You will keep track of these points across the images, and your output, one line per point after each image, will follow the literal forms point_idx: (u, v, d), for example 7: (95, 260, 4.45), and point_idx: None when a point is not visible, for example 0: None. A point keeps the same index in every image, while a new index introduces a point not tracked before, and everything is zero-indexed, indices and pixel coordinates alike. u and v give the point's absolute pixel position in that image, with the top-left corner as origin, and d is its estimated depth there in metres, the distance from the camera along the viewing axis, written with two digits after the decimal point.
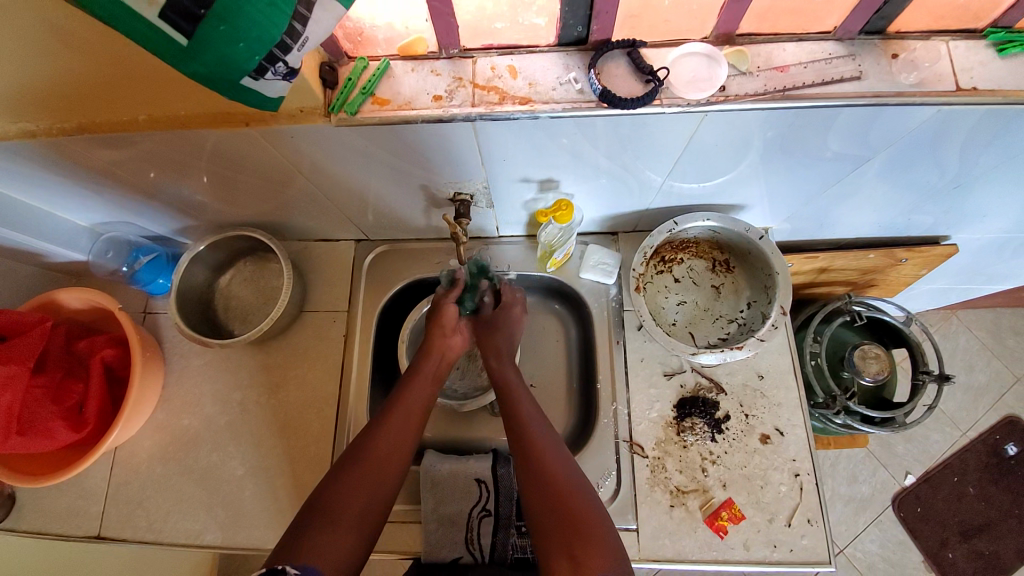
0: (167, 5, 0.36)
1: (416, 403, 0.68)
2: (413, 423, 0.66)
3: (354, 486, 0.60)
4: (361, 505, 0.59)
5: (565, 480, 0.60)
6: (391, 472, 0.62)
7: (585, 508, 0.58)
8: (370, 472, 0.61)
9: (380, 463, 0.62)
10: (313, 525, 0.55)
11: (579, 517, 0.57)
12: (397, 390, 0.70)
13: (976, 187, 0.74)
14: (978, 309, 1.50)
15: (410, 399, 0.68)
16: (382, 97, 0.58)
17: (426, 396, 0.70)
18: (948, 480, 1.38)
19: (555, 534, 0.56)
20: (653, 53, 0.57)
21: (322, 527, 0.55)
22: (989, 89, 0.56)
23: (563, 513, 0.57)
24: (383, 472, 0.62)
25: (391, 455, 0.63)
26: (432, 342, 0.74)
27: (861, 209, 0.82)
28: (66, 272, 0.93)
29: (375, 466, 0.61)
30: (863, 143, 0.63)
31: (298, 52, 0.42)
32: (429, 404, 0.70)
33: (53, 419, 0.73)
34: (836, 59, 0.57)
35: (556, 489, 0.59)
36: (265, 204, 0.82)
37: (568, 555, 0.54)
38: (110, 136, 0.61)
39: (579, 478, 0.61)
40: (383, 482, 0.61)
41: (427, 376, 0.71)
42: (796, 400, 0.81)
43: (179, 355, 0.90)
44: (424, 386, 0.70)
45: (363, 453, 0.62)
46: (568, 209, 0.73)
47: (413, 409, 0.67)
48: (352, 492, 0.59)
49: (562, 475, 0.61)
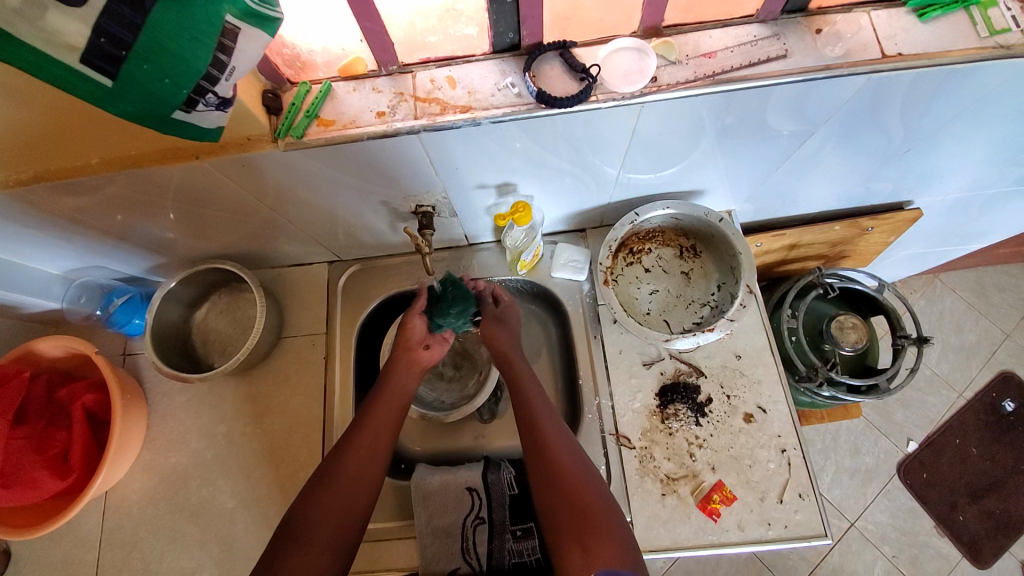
0: (88, 50, 0.37)
1: (385, 422, 0.68)
2: (383, 436, 0.67)
3: (324, 507, 0.60)
4: (336, 526, 0.60)
5: (571, 475, 0.63)
6: (363, 488, 0.63)
7: (591, 498, 0.62)
8: (341, 492, 0.62)
9: (351, 481, 0.63)
10: (288, 549, 0.57)
11: (580, 501, 0.61)
12: (367, 403, 0.70)
13: (928, 149, 0.76)
14: (961, 271, 1.52)
15: (380, 410, 0.69)
16: (326, 119, 0.59)
17: (394, 411, 0.70)
18: (951, 442, 1.39)
19: (569, 524, 0.60)
20: (584, 52, 0.59)
21: (296, 550, 0.57)
22: (915, 53, 0.58)
23: (572, 504, 0.61)
24: (354, 489, 0.62)
25: (362, 471, 0.64)
26: (398, 358, 0.74)
27: (821, 183, 0.84)
28: (45, 321, 0.93)
29: (346, 487, 0.62)
30: (806, 119, 0.65)
31: (227, 82, 0.44)
32: (400, 417, 0.70)
33: (36, 469, 0.73)
34: (761, 40, 0.59)
35: (562, 480, 0.63)
36: (236, 235, 0.83)
37: (581, 546, 0.59)
38: (66, 183, 0.62)
39: (588, 470, 0.64)
40: (354, 500, 0.62)
41: (397, 387, 0.72)
42: (775, 376, 0.82)
43: (162, 395, 0.90)
44: (390, 407, 0.70)
45: (335, 473, 0.63)
46: (526, 211, 0.74)
47: (381, 427, 0.68)
48: (326, 510, 0.60)
49: (569, 467, 0.64)
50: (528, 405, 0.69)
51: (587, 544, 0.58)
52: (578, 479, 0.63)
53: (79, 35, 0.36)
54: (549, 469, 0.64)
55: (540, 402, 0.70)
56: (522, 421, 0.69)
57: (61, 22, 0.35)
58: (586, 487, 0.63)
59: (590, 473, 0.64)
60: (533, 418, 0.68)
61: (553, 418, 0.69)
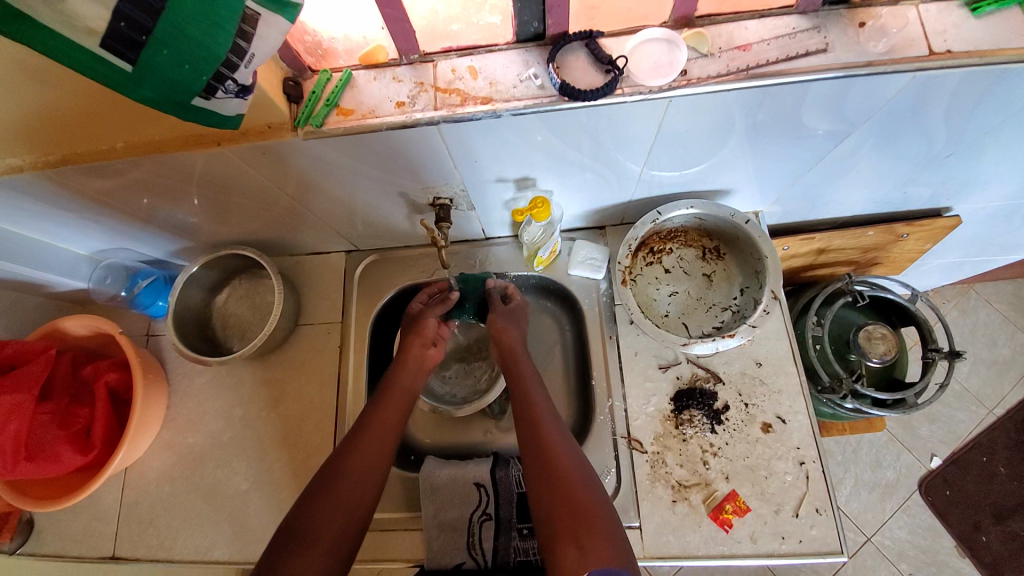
0: (108, 34, 0.37)
1: (390, 424, 0.70)
2: (388, 438, 0.69)
3: (326, 508, 0.61)
4: (339, 525, 0.60)
5: (568, 473, 0.62)
6: (367, 489, 0.64)
7: (588, 497, 0.60)
8: (345, 493, 0.62)
9: (355, 483, 0.64)
10: (293, 545, 0.58)
11: (579, 500, 0.60)
12: (372, 404, 0.71)
13: (972, 154, 0.71)
14: (998, 282, 1.45)
15: (386, 414, 0.70)
16: (345, 108, 0.58)
17: (397, 412, 0.71)
18: (977, 460, 1.33)
19: (563, 521, 0.58)
20: (611, 43, 0.57)
21: (300, 546, 0.57)
22: (965, 51, 0.54)
23: (568, 502, 0.59)
24: (358, 491, 0.63)
25: (365, 474, 0.65)
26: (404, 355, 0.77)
27: (855, 187, 0.80)
28: (73, 300, 0.96)
29: (351, 487, 0.63)
30: (842, 118, 0.61)
31: (246, 69, 0.44)
32: (403, 419, 0.72)
33: (59, 443, 0.75)
34: (800, 33, 0.56)
35: (558, 477, 0.61)
36: (256, 222, 0.84)
37: (576, 544, 0.56)
38: (92, 165, 0.62)
39: (586, 473, 0.63)
40: (358, 502, 0.63)
41: (401, 389, 0.74)
42: (797, 386, 0.79)
43: (181, 376, 0.92)
44: (398, 406, 0.72)
45: (339, 474, 0.64)
46: (544, 207, 0.72)
47: (388, 428, 0.69)
48: (331, 510, 0.61)
49: (567, 467, 0.62)
50: (531, 405, 0.69)
51: (583, 543, 0.56)
52: (575, 478, 0.62)
53: (98, 18, 0.36)
54: (547, 468, 0.62)
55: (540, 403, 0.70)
56: (522, 419, 0.68)
57: (82, 5, 0.35)
58: (582, 487, 0.61)
59: (588, 472, 0.63)
60: (534, 416, 0.68)
61: (552, 418, 0.68)
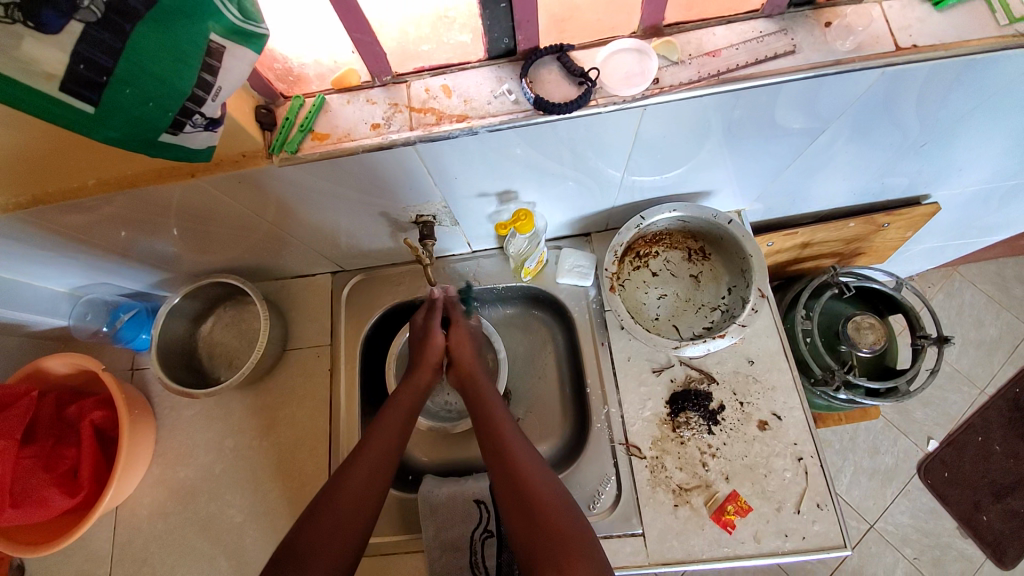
0: (67, 77, 0.37)
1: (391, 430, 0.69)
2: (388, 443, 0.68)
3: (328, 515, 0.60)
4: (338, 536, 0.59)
5: (550, 495, 0.61)
6: (370, 494, 0.63)
7: (566, 528, 0.58)
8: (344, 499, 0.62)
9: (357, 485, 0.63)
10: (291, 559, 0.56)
11: (560, 524, 0.58)
12: (372, 422, 0.70)
13: (946, 142, 0.72)
14: (980, 263, 1.47)
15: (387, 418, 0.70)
16: (321, 132, 0.58)
17: (397, 417, 0.70)
18: (973, 440, 1.34)
19: (542, 550, 0.57)
20: (583, 54, 0.57)
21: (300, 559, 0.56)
22: (931, 44, 0.55)
23: (545, 529, 0.58)
24: (358, 498, 0.62)
25: (364, 479, 0.64)
26: (413, 378, 0.75)
27: (833, 180, 0.81)
28: (55, 338, 0.94)
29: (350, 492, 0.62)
30: (816, 115, 0.62)
31: (214, 102, 0.43)
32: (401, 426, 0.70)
33: (46, 486, 0.73)
34: (767, 36, 0.57)
35: (534, 505, 0.60)
36: (238, 249, 0.83)
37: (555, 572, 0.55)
38: (63, 204, 0.61)
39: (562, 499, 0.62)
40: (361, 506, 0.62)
41: (400, 396, 0.73)
42: (790, 381, 0.79)
43: (170, 409, 0.90)
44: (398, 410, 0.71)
45: (336, 495, 0.62)
46: (527, 219, 0.72)
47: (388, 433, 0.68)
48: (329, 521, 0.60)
49: (543, 489, 0.62)
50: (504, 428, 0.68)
51: (560, 565, 0.55)
52: (555, 510, 0.60)
53: (55, 61, 0.36)
54: (524, 491, 0.61)
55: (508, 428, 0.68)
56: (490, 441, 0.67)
57: (39, 49, 0.35)
58: (560, 511, 0.60)
59: (563, 498, 0.62)
60: (503, 443, 0.66)
61: (524, 445, 0.67)
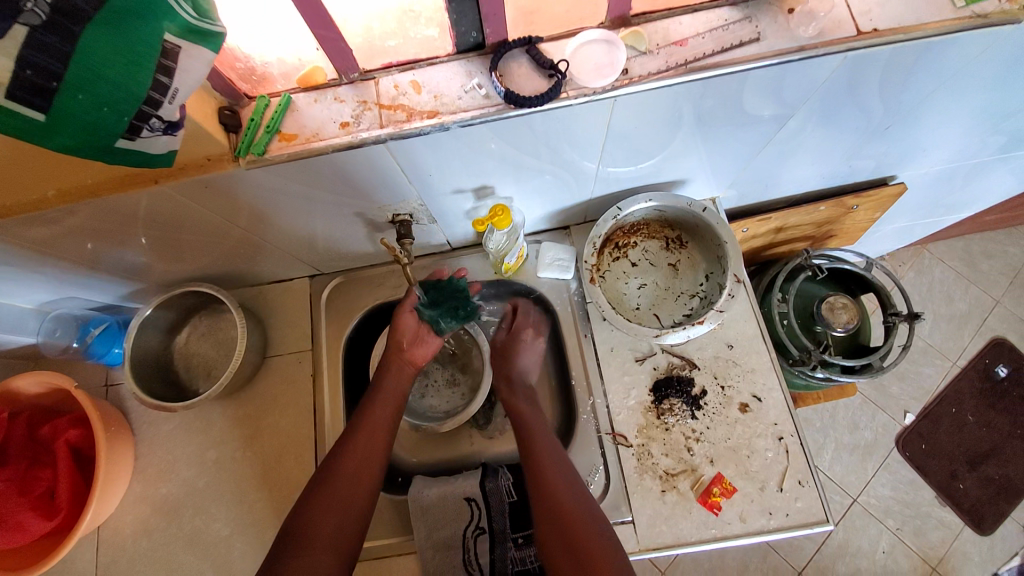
0: (14, 85, 0.35)
1: (381, 421, 0.69)
2: (379, 442, 0.67)
3: (323, 512, 0.60)
4: (334, 525, 0.60)
5: (576, 497, 0.66)
6: (360, 488, 0.63)
7: (592, 531, 0.63)
8: (338, 495, 0.62)
9: (350, 481, 0.63)
10: (288, 553, 0.57)
11: (586, 528, 0.64)
12: (344, 440, 0.67)
13: (910, 123, 0.74)
14: (948, 241, 1.52)
15: (375, 412, 0.69)
16: (288, 133, 0.57)
17: (390, 413, 0.70)
18: (948, 412, 1.39)
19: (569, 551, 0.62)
20: (551, 47, 0.57)
21: (297, 553, 0.57)
22: (891, 29, 0.56)
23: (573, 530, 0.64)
24: (350, 490, 0.62)
25: (359, 475, 0.64)
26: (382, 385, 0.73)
27: (801, 165, 0.83)
28: (23, 357, 0.91)
29: (345, 487, 0.62)
30: (784, 101, 0.63)
31: (170, 105, 0.43)
32: (394, 421, 0.70)
33: (22, 510, 0.72)
34: (732, 24, 0.57)
35: (563, 508, 0.65)
36: (212, 256, 0.81)
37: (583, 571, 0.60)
38: (23, 218, 0.59)
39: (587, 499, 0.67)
40: (352, 501, 0.62)
41: (391, 392, 0.72)
42: (769, 363, 0.81)
43: (148, 423, 0.88)
44: (386, 406, 0.70)
45: (320, 511, 0.60)
46: (505, 214, 0.72)
47: (378, 428, 0.68)
48: (324, 514, 0.60)
49: (570, 493, 0.66)
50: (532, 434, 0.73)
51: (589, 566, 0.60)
52: (580, 514, 0.65)
53: None
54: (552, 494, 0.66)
55: (541, 434, 0.73)
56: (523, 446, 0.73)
57: None
58: (586, 516, 0.65)
59: (590, 501, 0.67)
60: (536, 448, 0.71)
61: (555, 453, 0.71)
